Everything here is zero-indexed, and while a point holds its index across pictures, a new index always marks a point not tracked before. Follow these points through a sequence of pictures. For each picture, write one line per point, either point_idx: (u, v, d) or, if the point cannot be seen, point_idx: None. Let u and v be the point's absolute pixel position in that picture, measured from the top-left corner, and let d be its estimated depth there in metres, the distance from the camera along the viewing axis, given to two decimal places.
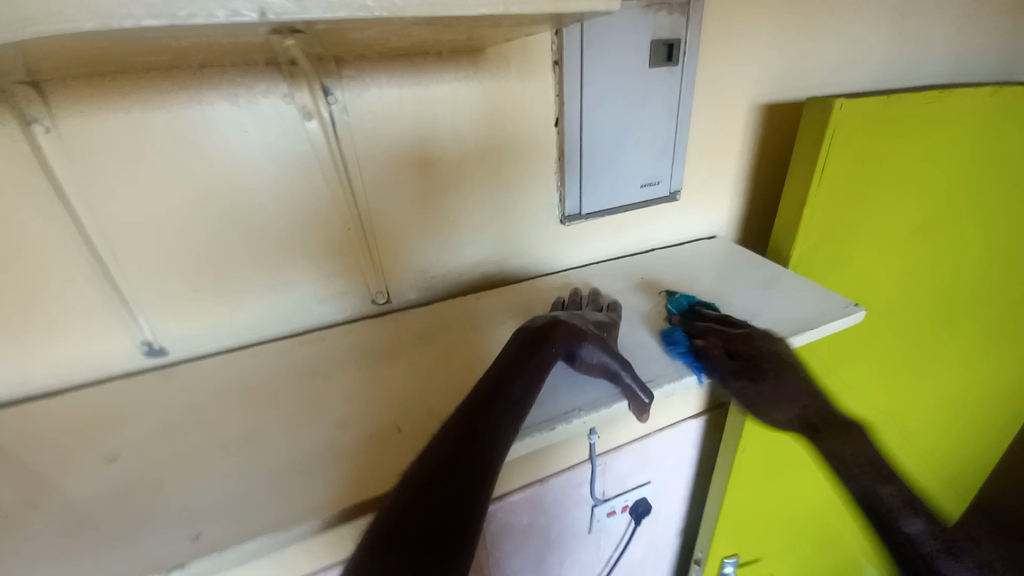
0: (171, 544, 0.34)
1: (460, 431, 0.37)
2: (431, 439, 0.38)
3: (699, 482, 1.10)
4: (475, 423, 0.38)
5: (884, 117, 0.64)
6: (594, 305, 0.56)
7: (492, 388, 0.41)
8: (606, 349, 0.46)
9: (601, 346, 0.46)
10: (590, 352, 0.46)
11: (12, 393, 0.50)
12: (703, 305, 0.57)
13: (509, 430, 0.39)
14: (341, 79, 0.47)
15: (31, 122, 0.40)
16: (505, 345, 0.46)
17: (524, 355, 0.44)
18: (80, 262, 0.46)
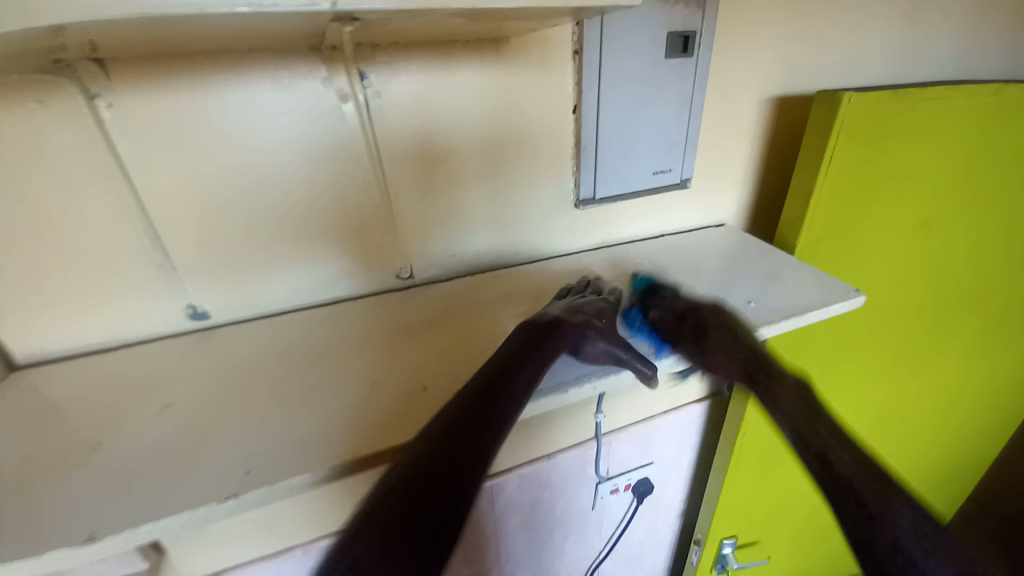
0: (227, 479, 0.40)
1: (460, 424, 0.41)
2: (434, 424, 0.41)
3: (700, 467, 1.14)
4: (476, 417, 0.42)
5: (890, 111, 0.66)
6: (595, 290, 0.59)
7: (494, 383, 0.44)
8: (604, 338, 0.50)
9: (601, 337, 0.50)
10: (590, 345, 0.50)
11: (73, 349, 0.55)
12: (659, 284, 0.62)
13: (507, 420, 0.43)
14: (375, 66, 0.51)
15: (94, 97, 0.44)
16: (511, 335, 0.50)
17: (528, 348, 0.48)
18: (136, 231, 0.51)
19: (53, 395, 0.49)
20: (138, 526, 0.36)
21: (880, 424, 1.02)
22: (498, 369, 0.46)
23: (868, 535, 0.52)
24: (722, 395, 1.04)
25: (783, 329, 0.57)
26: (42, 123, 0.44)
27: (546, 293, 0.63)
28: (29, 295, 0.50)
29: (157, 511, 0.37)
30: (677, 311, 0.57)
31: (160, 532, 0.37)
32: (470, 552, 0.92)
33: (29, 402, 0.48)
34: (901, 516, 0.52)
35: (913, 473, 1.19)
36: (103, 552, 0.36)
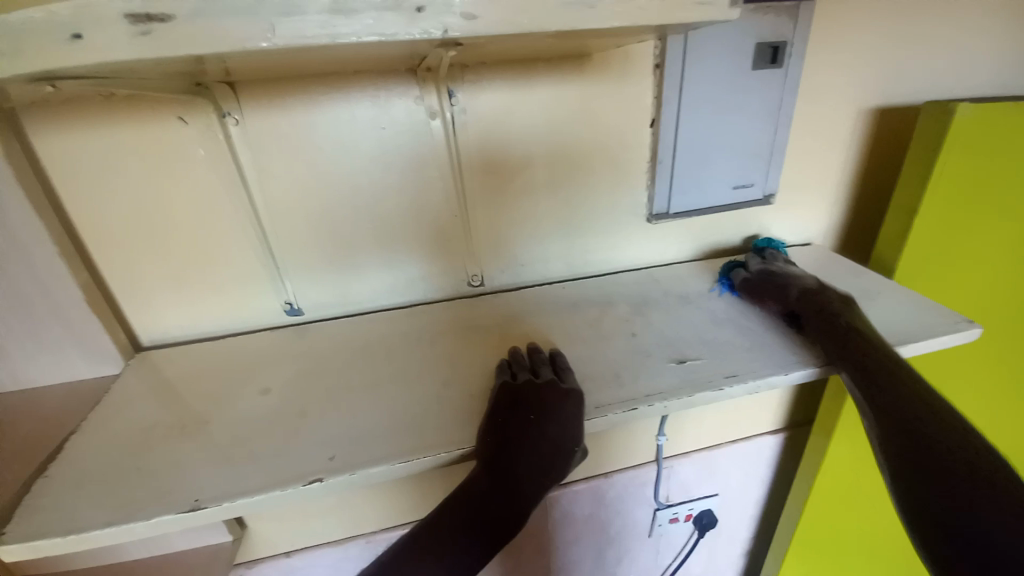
0: (313, 461, 0.43)
1: (463, 503, 0.46)
2: (444, 502, 0.47)
3: (771, 504, 1.05)
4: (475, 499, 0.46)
5: (1012, 123, 0.59)
6: (543, 363, 0.52)
7: (504, 440, 0.45)
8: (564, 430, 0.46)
9: (560, 427, 0.46)
10: (558, 430, 0.46)
11: (190, 334, 0.62)
12: (776, 249, 0.68)
13: (505, 501, 0.46)
14: (462, 84, 0.54)
15: (225, 115, 0.50)
16: (480, 429, 0.46)
17: (501, 440, 0.45)
18: (248, 234, 0.57)
19: (171, 373, 0.56)
20: (235, 499, 0.40)
21: None
22: (532, 419, 0.47)
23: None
24: (799, 427, 0.96)
25: None
26: (185, 139, 0.51)
27: (614, 306, 0.62)
28: (160, 285, 0.58)
29: (258, 485, 0.41)
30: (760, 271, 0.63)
31: (253, 506, 0.41)
32: (519, 563, 0.92)
33: (153, 377, 0.56)
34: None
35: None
36: (206, 518, 0.41)
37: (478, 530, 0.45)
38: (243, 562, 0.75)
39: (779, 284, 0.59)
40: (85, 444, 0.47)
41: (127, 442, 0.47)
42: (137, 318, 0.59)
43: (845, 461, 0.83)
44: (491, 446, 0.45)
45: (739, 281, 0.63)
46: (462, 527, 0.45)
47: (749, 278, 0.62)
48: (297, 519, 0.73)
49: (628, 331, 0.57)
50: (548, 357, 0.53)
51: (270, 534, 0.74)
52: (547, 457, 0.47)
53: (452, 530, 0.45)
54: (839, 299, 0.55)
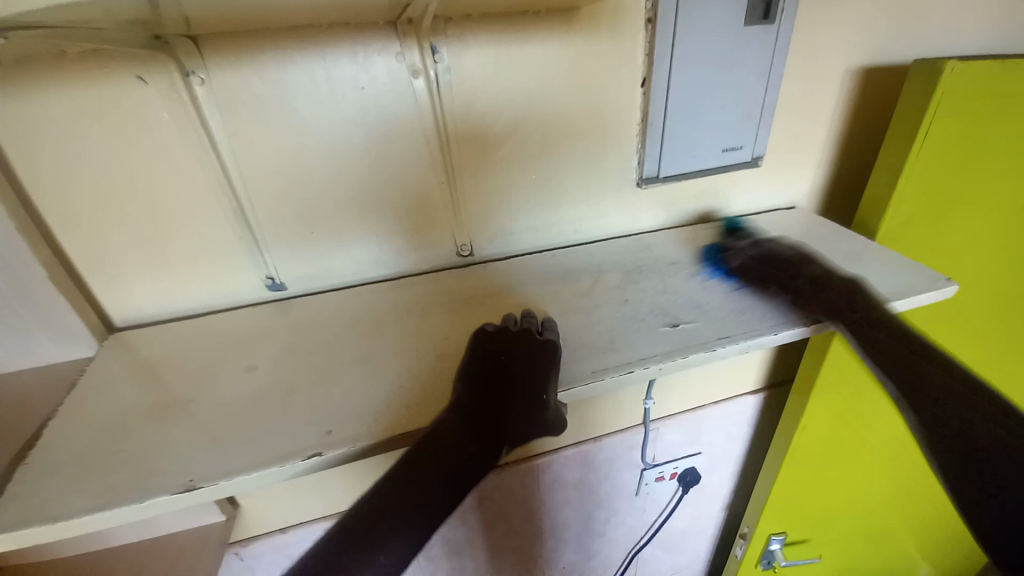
0: (308, 436, 0.43)
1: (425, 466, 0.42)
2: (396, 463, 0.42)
3: (750, 460, 1.10)
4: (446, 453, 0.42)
5: (998, 81, 0.60)
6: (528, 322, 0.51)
7: (484, 393, 0.46)
8: (547, 380, 0.46)
9: (544, 378, 0.46)
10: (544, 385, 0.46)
11: (166, 313, 0.59)
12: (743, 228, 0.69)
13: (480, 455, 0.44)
14: (447, 39, 0.51)
15: (189, 73, 0.46)
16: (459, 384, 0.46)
17: (480, 393, 0.46)
18: (222, 205, 0.54)
19: (151, 354, 0.54)
20: (232, 477, 0.39)
21: None
22: (512, 369, 0.47)
23: (956, 435, 0.47)
24: (779, 387, 1.00)
25: None
26: (146, 101, 0.47)
27: (606, 273, 0.62)
28: (131, 262, 0.55)
29: (253, 462, 0.41)
30: (750, 249, 0.63)
31: (255, 483, 0.41)
32: (512, 526, 0.94)
33: (131, 359, 0.53)
34: (958, 410, 0.48)
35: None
36: (204, 496, 0.40)
37: (439, 487, 0.41)
38: (238, 540, 0.74)
39: (767, 262, 0.60)
40: (65, 429, 0.45)
41: (110, 425, 0.45)
42: (109, 298, 0.56)
43: (824, 418, 0.87)
44: (473, 396, 0.45)
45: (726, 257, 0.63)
46: (423, 483, 0.41)
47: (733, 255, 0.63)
48: (290, 496, 0.73)
49: (621, 298, 0.57)
50: (535, 320, 0.52)
51: (265, 512, 0.73)
52: (517, 410, 0.46)
53: (401, 501, 0.40)
54: (846, 280, 0.56)
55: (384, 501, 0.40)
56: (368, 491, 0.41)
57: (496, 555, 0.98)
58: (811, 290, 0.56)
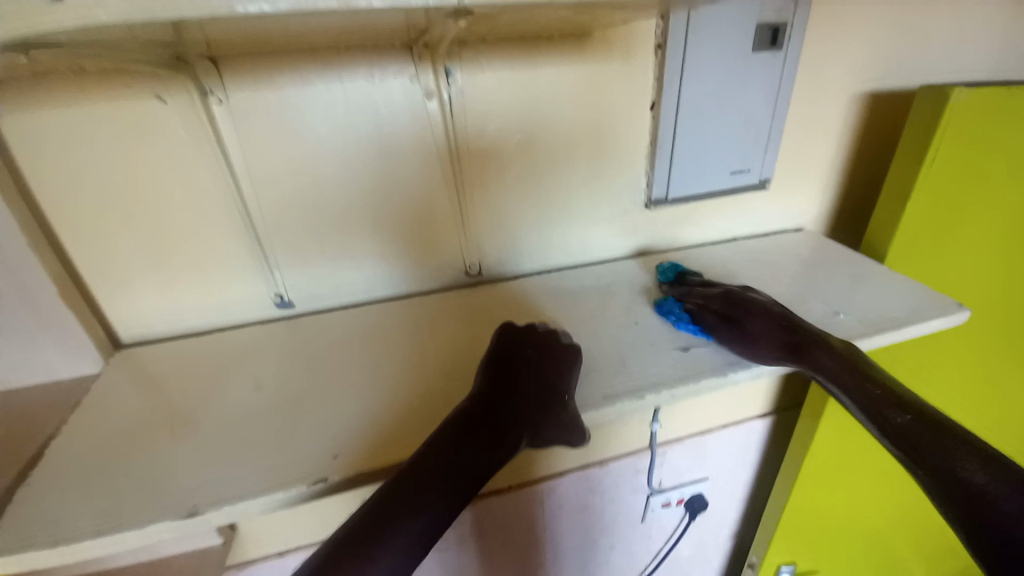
0: (314, 458, 0.42)
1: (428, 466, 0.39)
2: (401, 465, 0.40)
3: (758, 486, 1.08)
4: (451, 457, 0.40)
5: (1003, 109, 0.61)
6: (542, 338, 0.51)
7: (495, 397, 0.44)
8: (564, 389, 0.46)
9: (559, 387, 0.46)
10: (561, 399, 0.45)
11: (172, 330, 0.59)
12: (688, 274, 0.62)
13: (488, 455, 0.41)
14: (461, 62, 0.52)
15: (208, 93, 0.47)
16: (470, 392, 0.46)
17: (493, 400, 0.44)
18: (233, 221, 0.54)
19: (157, 370, 0.53)
20: (237, 503, 0.38)
21: None
22: (525, 381, 0.46)
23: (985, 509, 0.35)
24: (787, 411, 0.98)
25: (879, 342, 0.53)
26: (165, 119, 0.47)
27: (615, 294, 0.62)
28: (141, 277, 0.55)
29: (257, 486, 0.39)
30: (713, 297, 0.55)
31: (262, 508, 0.39)
32: (514, 552, 0.92)
33: (137, 375, 0.53)
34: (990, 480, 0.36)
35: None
36: (209, 522, 0.38)
37: (442, 484, 0.39)
38: (233, 565, 0.72)
39: (753, 315, 0.52)
40: (67, 446, 0.44)
41: (113, 443, 0.44)
42: (117, 313, 0.56)
43: (835, 443, 0.85)
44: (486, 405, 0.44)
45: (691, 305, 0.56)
46: (426, 481, 0.39)
47: (701, 304, 0.55)
48: (289, 519, 0.71)
49: (630, 321, 0.57)
50: (558, 333, 0.53)
51: (263, 535, 0.71)
52: (536, 411, 0.44)
53: (396, 502, 0.37)
54: (841, 342, 0.49)
55: (387, 501, 0.38)
56: (374, 491, 0.39)
57: None
58: (814, 351, 0.47)
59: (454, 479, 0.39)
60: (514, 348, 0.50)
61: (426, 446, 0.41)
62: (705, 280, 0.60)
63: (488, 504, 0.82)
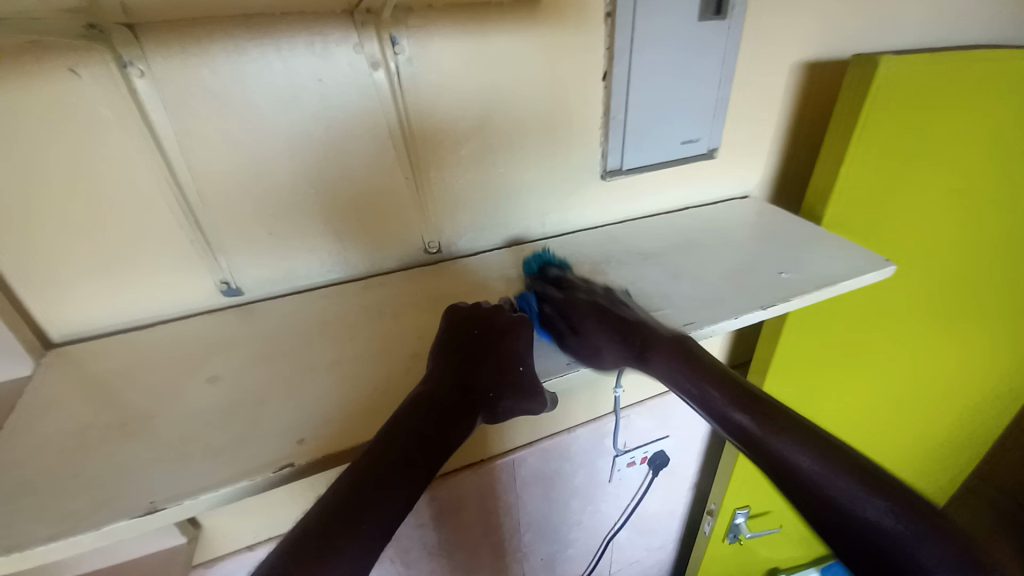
0: (280, 445, 0.41)
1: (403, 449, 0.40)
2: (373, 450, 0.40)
3: (715, 440, 1.15)
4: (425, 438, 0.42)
5: (926, 76, 0.65)
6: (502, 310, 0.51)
7: (460, 377, 0.45)
8: (526, 362, 0.47)
9: (521, 360, 0.47)
10: (524, 373, 0.47)
11: (111, 326, 0.55)
12: (555, 266, 0.59)
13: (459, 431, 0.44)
14: (407, 30, 0.50)
15: (127, 64, 0.43)
16: (432, 374, 0.45)
17: (456, 381, 0.45)
18: (170, 206, 0.50)
19: (98, 369, 0.50)
20: (198, 495, 0.37)
21: (892, 397, 1.05)
22: (485, 358, 0.47)
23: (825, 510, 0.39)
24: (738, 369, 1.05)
25: (818, 298, 0.57)
26: (77, 94, 0.43)
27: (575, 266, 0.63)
28: (68, 270, 0.50)
29: (220, 477, 0.38)
30: (559, 300, 0.53)
31: (225, 499, 0.38)
32: (490, 522, 0.95)
33: (75, 375, 0.49)
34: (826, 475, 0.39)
35: (930, 439, 1.22)
36: (170, 517, 0.37)
37: (417, 466, 0.40)
38: (202, 563, 0.70)
39: (598, 320, 0.51)
40: (2, 456, 0.41)
41: (54, 448, 0.41)
42: (44, 312, 0.51)
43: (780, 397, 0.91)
44: (449, 385, 0.44)
45: (545, 304, 0.53)
46: (402, 465, 0.40)
47: (549, 312, 0.52)
48: (259, 511, 0.70)
49: None
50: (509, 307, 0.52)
51: (232, 530, 0.70)
52: (496, 384, 0.46)
53: (378, 484, 0.39)
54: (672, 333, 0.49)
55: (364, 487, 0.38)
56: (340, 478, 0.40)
57: (475, 552, 0.98)
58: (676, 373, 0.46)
59: (419, 459, 0.41)
60: (469, 326, 0.49)
61: (385, 435, 0.41)
62: (562, 273, 0.57)
63: (461, 478, 0.84)
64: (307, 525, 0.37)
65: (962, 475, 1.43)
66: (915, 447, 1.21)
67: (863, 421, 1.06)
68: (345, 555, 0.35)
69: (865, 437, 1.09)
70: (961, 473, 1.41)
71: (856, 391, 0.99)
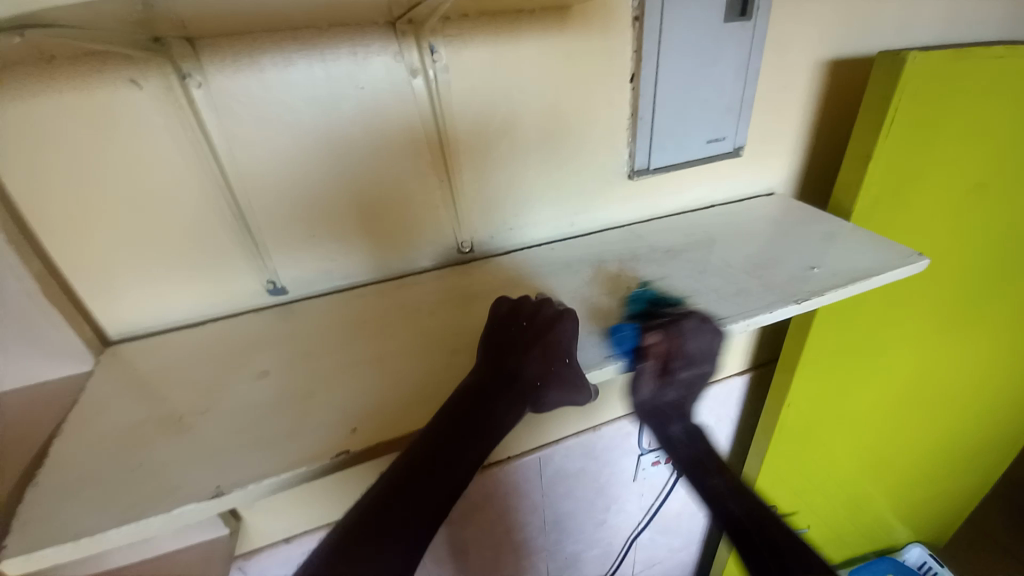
0: (333, 434, 0.43)
1: (446, 442, 0.43)
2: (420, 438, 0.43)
3: (740, 439, 1.15)
4: (467, 431, 0.44)
5: (953, 71, 0.65)
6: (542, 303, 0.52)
7: (504, 371, 0.47)
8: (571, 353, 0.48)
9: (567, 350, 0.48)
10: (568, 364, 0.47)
11: (165, 324, 0.58)
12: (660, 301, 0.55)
13: (501, 425, 0.45)
14: (444, 39, 0.52)
15: (186, 76, 0.45)
16: (479, 364, 0.48)
17: (502, 374, 0.47)
18: (223, 209, 0.53)
19: (154, 366, 0.53)
20: (262, 480, 0.39)
21: (918, 394, 1.04)
22: (530, 350, 0.48)
23: None
24: (764, 367, 1.04)
25: (851, 291, 0.57)
26: (141, 104, 0.46)
27: (605, 264, 0.64)
28: (125, 271, 0.53)
29: (280, 463, 0.41)
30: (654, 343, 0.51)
31: (278, 487, 0.40)
32: (515, 520, 0.96)
33: (134, 371, 0.52)
34: None
35: (959, 437, 1.20)
36: (231, 503, 0.39)
37: (461, 458, 0.43)
38: (242, 555, 0.73)
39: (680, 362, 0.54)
40: (72, 446, 0.44)
41: (118, 439, 0.44)
42: (104, 310, 0.54)
43: (807, 394, 0.90)
44: (494, 378, 0.46)
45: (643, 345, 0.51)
46: (448, 458, 0.42)
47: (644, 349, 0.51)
48: (295, 505, 0.72)
49: (621, 288, 0.59)
50: (553, 301, 0.53)
51: (269, 524, 0.72)
52: (539, 374, 0.47)
53: (423, 478, 0.41)
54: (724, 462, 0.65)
55: (409, 479, 0.41)
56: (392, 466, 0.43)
57: (499, 549, 0.99)
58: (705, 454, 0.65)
59: (459, 455, 0.43)
60: (517, 320, 0.50)
61: (431, 427, 0.43)
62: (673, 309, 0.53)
63: (488, 475, 0.85)
64: (363, 503, 0.41)
65: (993, 475, 1.40)
66: (943, 445, 1.20)
67: (889, 418, 1.05)
68: (393, 547, 0.38)
69: (891, 434, 1.08)
70: (991, 472, 1.38)
71: (882, 387, 0.98)
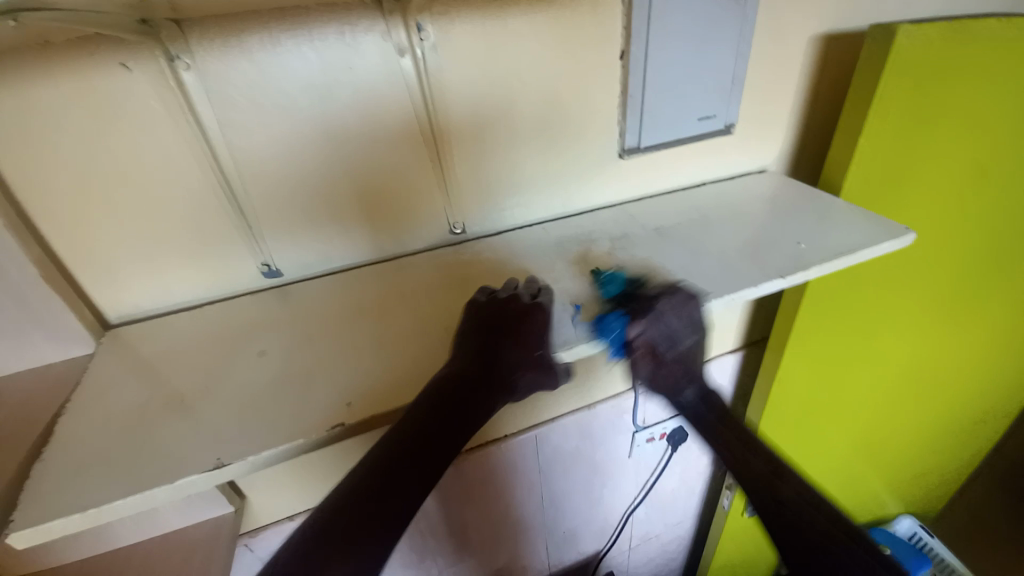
0: (330, 410, 0.45)
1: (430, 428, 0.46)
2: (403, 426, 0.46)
3: (733, 416, 1.17)
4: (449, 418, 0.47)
5: (944, 44, 0.65)
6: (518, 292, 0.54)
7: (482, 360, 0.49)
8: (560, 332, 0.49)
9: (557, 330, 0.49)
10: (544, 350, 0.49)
11: (163, 307, 0.59)
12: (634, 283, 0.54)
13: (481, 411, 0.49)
14: (431, 17, 0.52)
15: (175, 58, 0.45)
16: (456, 355, 0.49)
17: (478, 364, 0.49)
18: (216, 193, 0.53)
19: (154, 348, 0.54)
20: (260, 452, 0.41)
21: (908, 370, 1.06)
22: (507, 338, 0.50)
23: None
24: (757, 345, 1.06)
25: (836, 266, 0.58)
26: (130, 87, 0.46)
27: (596, 243, 0.64)
28: (121, 255, 0.54)
29: (280, 438, 0.42)
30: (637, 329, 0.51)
31: (275, 459, 0.42)
32: (514, 497, 0.98)
33: (135, 355, 0.53)
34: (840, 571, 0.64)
35: (949, 412, 1.23)
36: (231, 474, 0.41)
37: (441, 443, 0.47)
38: (248, 532, 0.75)
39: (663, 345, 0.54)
40: (78, 424, 0.45)
41: (122, 418, 0.45)
42: (103, 295, 0.55)
43: (799, 371, 0.91)
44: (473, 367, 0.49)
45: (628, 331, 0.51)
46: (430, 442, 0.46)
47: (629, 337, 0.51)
48: (298, 482, 0.74)
49: (612, 266, 0.60)
50: (525, 288, 0.55)
51: (273, 500, 0.74)
52: (515, 362, 0.50)
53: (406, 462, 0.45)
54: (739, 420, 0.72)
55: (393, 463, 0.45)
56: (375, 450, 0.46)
57: (499, 525, 1.02)
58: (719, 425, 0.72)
59: (441, 438, 0.47)
60: (491, 309, 0.51)
61: (413, 415, 0.46)
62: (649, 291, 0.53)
63: (486, 452, 0.87)
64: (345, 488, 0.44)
65: (982, 449, 1.43)
66: (933, 420, 1.22)
67: (880, 394, 1.07)
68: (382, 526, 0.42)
69: (882, 410, 1.10)
70: (980, 446, 1.41)
71: (873, 364, 0.99)
